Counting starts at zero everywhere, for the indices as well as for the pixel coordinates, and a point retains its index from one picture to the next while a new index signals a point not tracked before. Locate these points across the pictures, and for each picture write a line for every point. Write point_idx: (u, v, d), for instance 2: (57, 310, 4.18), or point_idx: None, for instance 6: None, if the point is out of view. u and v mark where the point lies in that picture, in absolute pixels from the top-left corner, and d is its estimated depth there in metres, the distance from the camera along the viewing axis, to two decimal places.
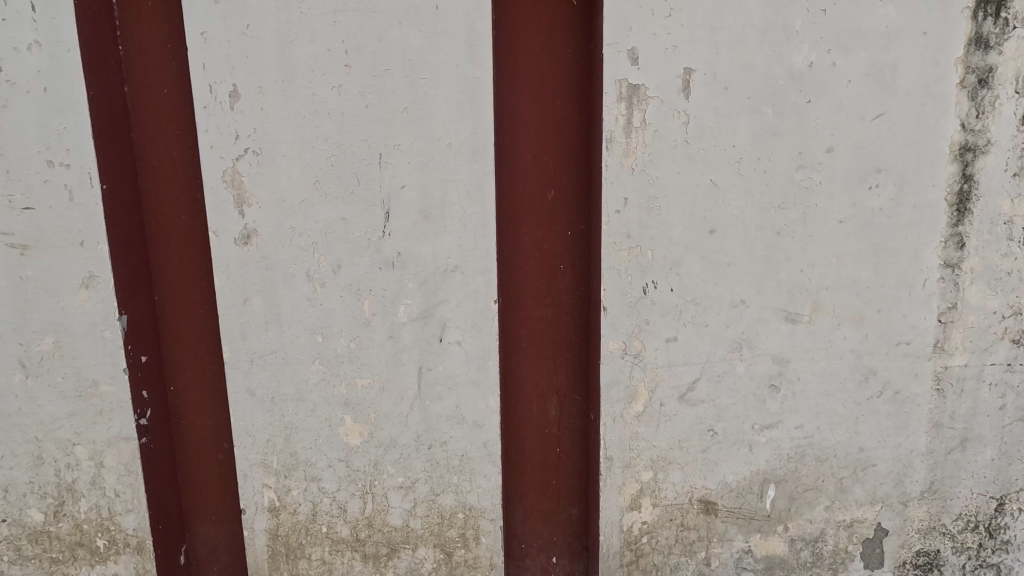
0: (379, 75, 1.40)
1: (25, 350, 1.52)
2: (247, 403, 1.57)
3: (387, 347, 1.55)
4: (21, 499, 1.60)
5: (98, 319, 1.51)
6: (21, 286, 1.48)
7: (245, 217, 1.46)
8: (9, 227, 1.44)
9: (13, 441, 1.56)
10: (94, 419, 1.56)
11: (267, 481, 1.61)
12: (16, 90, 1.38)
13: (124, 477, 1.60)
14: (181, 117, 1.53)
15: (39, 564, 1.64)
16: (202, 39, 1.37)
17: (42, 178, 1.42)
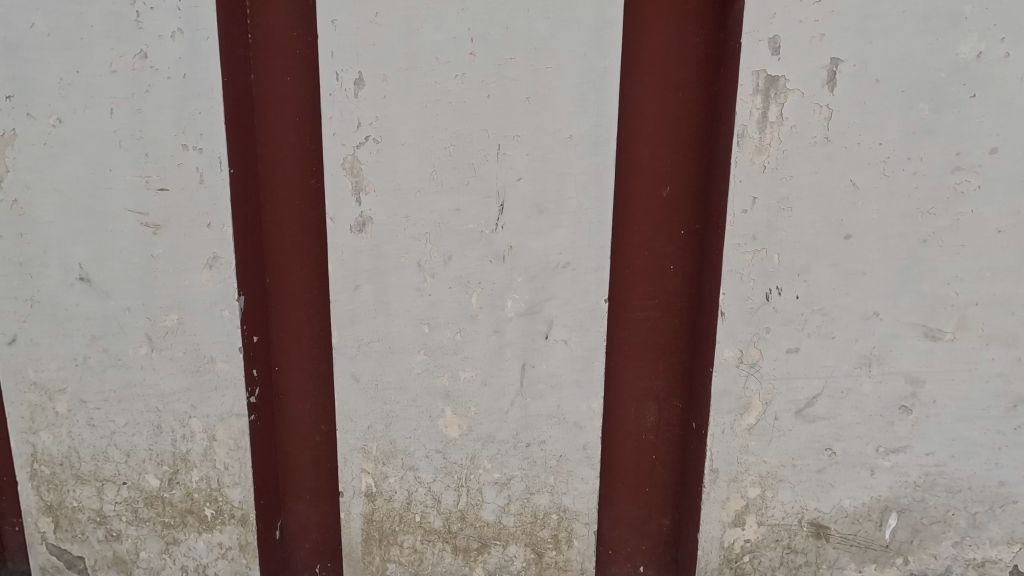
0: (503, 63, 1.36)
1: (150, 324, 1.58)
2: (351, 389, 1.58)
3: (491, 341, 1.52)
4: (141, 465, 1.69)
5: (218, 299, 1.55)
6: (151, 264, 1.54)
7: (362, 205, 1.46)
8: (144, 206, 1.50)
9: (136, 410, 1.65)
10: (209, 395, 1.62)
11: (365, 467, 1.63)
12: (157, 75, 1.43)
13: (232, 452, 1.65)
14: (300, 102, 1.54)
15: (154, 527, 1.73)
16: (332, 26, 1.37)
17: (175, 161, 1.47)
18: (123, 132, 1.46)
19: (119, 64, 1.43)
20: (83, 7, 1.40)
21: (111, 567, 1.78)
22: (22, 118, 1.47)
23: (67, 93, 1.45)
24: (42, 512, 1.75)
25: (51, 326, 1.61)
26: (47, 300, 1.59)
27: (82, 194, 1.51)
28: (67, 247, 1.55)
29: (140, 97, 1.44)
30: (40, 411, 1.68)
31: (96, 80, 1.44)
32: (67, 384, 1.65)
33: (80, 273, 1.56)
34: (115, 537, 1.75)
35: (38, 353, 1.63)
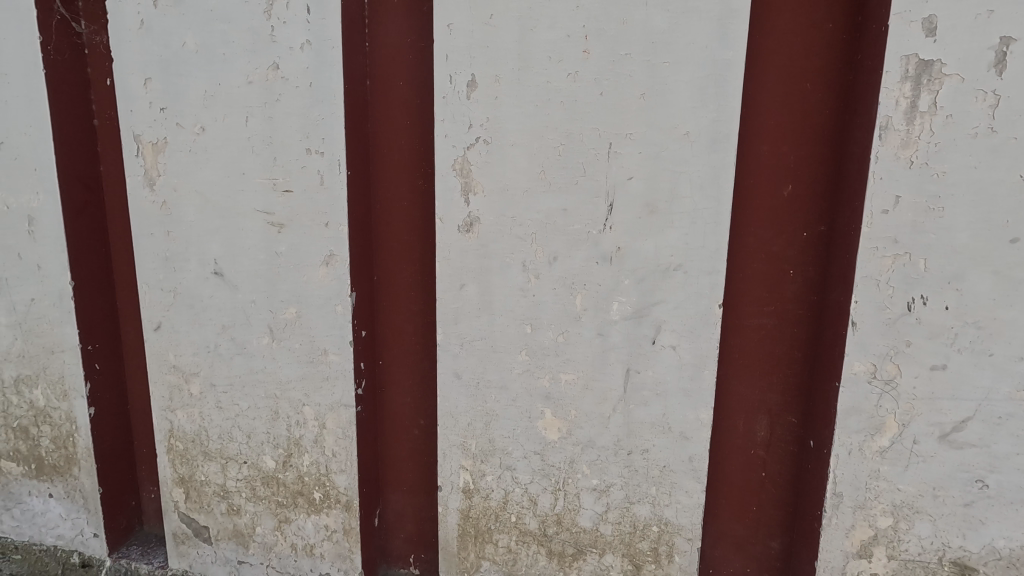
0: (618, 60, 1.33)
1: (272, 316, 1.69)
2: (453, 386, 1.60)
3: (596, 344, 1.48)
4: (260, 446, 1.82)
5: (333, 294, 1.63)
6: (275, 260, 1.65)
7: (470, 205, 1.47)
8: (270, 207, 1.61)
9: (258, 395, 1.78)
10: (321, 384, 1.70)
11: (464, 463, 1.65)
12: (287, 85, 1.53)
13: (340, 440, 1.74)
14: (411, 106, 1.59)
15: (269, 505, 1.86)
16: (447, 31, 1.40)
17: (300, 164, 1.57)
18: (255, 139, 1.58)
19: (254, 75, 1.55)
20: (226, 25, 1.53)
21: (231, 538, 1.93)
22: (172, 128, 1.64)
23: (210, 104, 1.59)
24: (176, 483, 1.94)
25: (189, 316, 1.78)
26: (186, 291, 1.75)
27: (218, 195, 1.65)
28: (205, 244, 1.70)
29: (271, 106, 1.55)
30: (178, 392, 1.86)
31: (235, 91, 1.57)
32: (200, 368, 1.81)
33: (214, 268, 1.70)
34: (236, 511, 1.90)
35: (178, 339, 1.80)
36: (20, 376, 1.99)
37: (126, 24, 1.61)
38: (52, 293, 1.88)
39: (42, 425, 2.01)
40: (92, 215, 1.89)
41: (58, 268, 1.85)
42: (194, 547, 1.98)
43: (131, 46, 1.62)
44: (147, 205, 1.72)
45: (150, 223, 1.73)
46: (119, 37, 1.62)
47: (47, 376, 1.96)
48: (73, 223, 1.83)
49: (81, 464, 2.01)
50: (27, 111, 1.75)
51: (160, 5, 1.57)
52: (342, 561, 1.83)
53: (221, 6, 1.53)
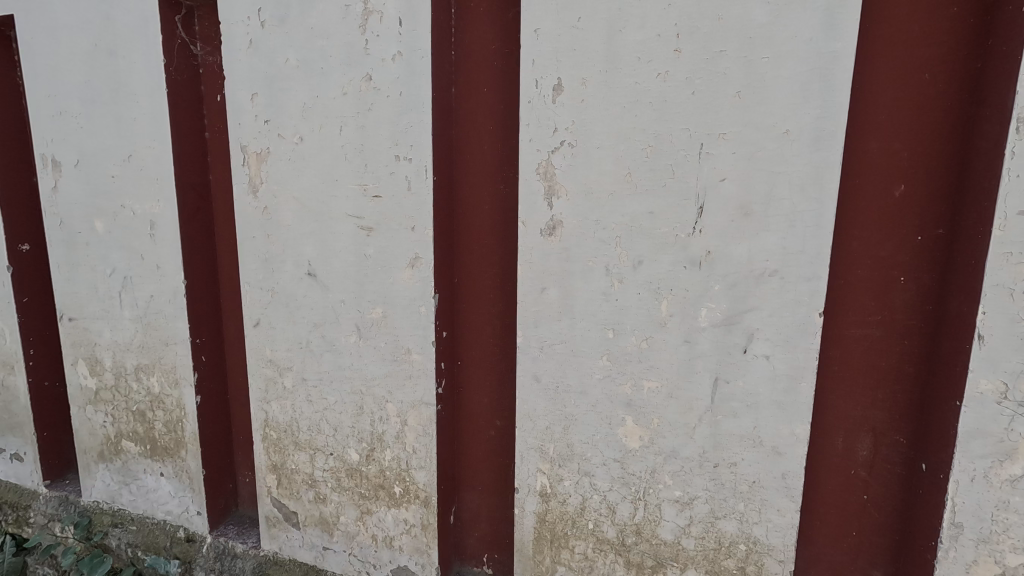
0: (712, 57, 1.28)
1: (360, 316, 1.77)
2: (532, 389, 1.60)
3: (682, 351, 1.43)
4: (345, 439, 1.91)
5: (417, 295, 1.68)
6: (364, 262, 1.72)
7: (553, 208, 1.47)
8: (361, 211, 1.69)
9: (344, 390, 1.86)
10: (404, 382, 1.76)
11: (541, 467, 1.65)
12: (379, 95, 1.60)
13: (421, 437, 1.79)
14: (495, 111, 1.61)
15: (352, 496, 1.94)
16: (534, 36, 1.41)
17: (389, 170, 1.63)
18: (348, 147, 1.67)
19: (349, 87, 1.63)
20: (325, 40, 1.63)
21: (317, 525, 2.03)
22: (275, 139, 1.76)
23: (308, 115, 1.70)
24: (269, 469, 2.07)
25: (284, 313, 1.89)
26: (282, 291, 1.87)
27: (313, 200, 1.75)
28: (300, 246, 1.80)
29: (363, 115, 1.63)
30: (273, 384, 1.98)
31: (331, 103, 1.66)
32: (293, 363, 1.92)
33: (308, 269, 1.81)
34: (321, 500, 2.00)
35: (274, 335, 1.92)
36: (140, 365, 2.20)
37: (237, 44, 1.75)
38: (168, 290, 2.07)
39: (156, 410, 2.22)
40: (202, 220, 2.06)
41: (173, 268, 2.03)
42: (284, 531, 2.10)
43: (241, 65, 1.76)
44: (250, 211, 1.85)
45: (252, 227, 1.86)
46: (230, 56, 1.77)
47: (161, 366, 2.16)
48: (186, 227, 2.02)
49: (188, 447, 2.19)
50: (151, 126, 1.94)
51: (267, 25, 1.70)
52: (419, 555, 1.88)
53: (321, 23, 1.63)
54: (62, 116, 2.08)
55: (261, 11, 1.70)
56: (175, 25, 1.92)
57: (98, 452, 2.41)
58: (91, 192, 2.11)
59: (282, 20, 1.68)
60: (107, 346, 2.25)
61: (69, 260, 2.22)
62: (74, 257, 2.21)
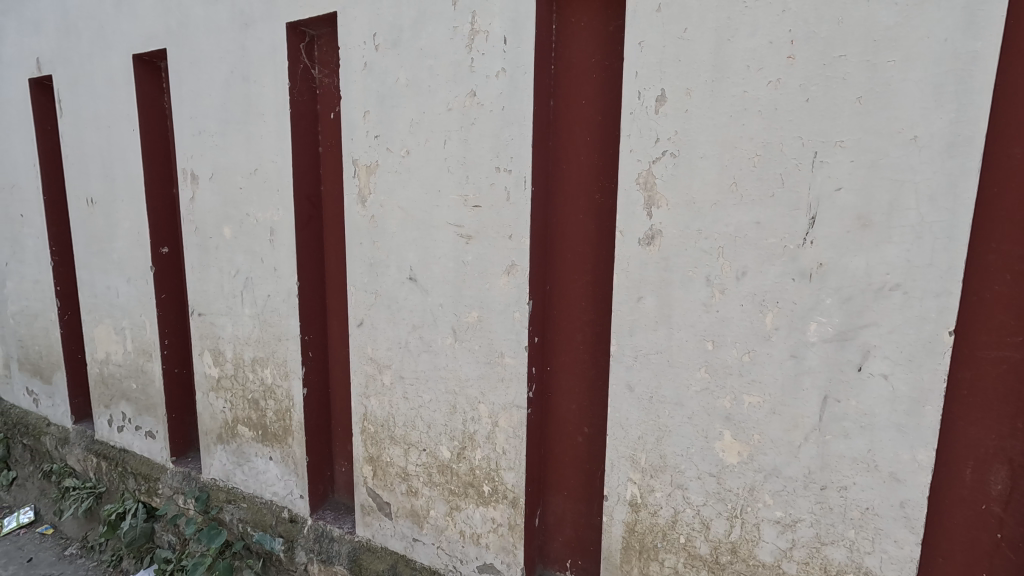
0: (830, 63, 1.24)
1: (456, 319, 1.86)
2: (625, 398, 1.61)
3: (787, 367, 1.38)
4: (438, 436, 1.99)
5: (512, 301, 1.74)
6: (462, 268, 1.81)
7: (653, 218, 1.48)
8: (461, 220, 1.78)
9: (439, 389, 1.95)
10: (497, 384, 1.82)
11: (632, 476, 1.64)
12: (482, 110, 1.68)
13: (511, 439, 1.83)
14: (593, 123, 1.65)
15: (443, 491, 2.02)
16: (639, 48, 1.43)
17: (489, 181, 1.71)
18: (452, 159, 1.76)
19: (454, 103, 1.73)
20: (433, 60, 1.74)
21: (408, 517, 2.13)
22: (384, 152, 1.90)
23: (415, 130, 1.82)
24: (365, 461, 2.20)
25: (386, 314, 2.02)
26: (385, 294, 2.00)
27: (417, 209, 1.87)
28: (403, 253, 1.93)
29: (467, 129, 1.72)
30: (373, 380, 2.11)
31: (438, 118, 1.76)
32: (392, 361, 2.04)
33: (410, 273, 1.92)
34: (413, 493, 2.10)
35: (375, 335, 2.06)
36: (256, 357, 2.43)
37: (353, 67, 1.91)
38: (283, 291, 2.28)
39: (268, 399, 2.44)
40: (314, 227, 2.26)
41: (289, 270, 2.24)
42: (377, 520, 2.22)
43: (356, 85, 1.92)
44: (359, 219, 2.00)
45: (360, 234, 2.01)
46: (348, 77, 1.93)
47: (275, 359, 2.38)
48: (301, 234, 2.22)
49: (295, 435, 2.39)
50: (275, 143, 2.16)
51: (381, 48, 1.84)
52: (505, 554, 1.93)
53: (430, 44, 1.74)
54: (201, 135, 2.37)
55: (376, 36, 1.84)
56: (299, 51, 2.12)
57: (216, 434, 2.68)
58: (222, 202, 2.37)
59: (394, 43, 1.81)
60: (229, 339, 2.51)
61: (201, 261, 2.50)
62: (205, 259, 2.49)
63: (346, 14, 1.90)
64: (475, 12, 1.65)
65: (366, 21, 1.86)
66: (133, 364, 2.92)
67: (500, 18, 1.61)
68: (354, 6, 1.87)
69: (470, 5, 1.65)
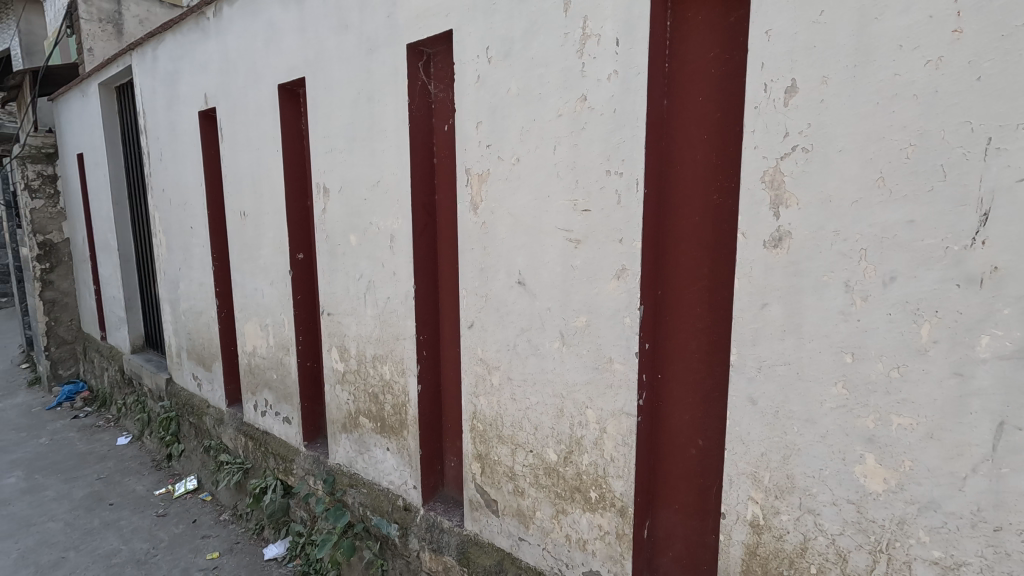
0: (1010, 33, 1.06)
1: (565, 323, 1.86)
2: (746, 410, 1.51)
3: (948, 386, 1.20)
4: (545, 439, 2.01)
5: (622, 306, 1.70)
6: (570, 273, 1.81)
7: (780, 219, 1.37)
8: (570, 225, 1.78)
9: (546, 393, 1.97)
10: (605, 391, 1.79)
11: (753, 496, 1.53)
12: (593, 114, 1.67)
13: (620, 447, 1.79)
14: (711, 120, 1.57)
15: (549, 494, 2.03)
16: (766, 38, 1.34)
17: (599, 185, 1.69)
18: (562, 164, 1.77)
19: (565, 109, 1.74)
20: (544, 68, 1.77)
21: (514, 516, 2.17)
22: (495, 161, 1.97)
23: (526, 138, 1.86)
24: (474, 458, 2.28)
25: (495, 317, 2.08)
26: (495, 297, 2.07)
27: (526, 214, 1.90)
28: (513, 257, 1.97)
29: (577, 134, 1.72)
30: (482, 381, 2.19)
31: (548, 124, 1.79)
32: (501, 362, 2.10)
33: (519, 278, 1.97)
34: (519, 494, 2.13)
35: (485, 336, 2.13)
36: (377, 354, 2.64)
37: (467, 81, 2.01)
38: (401, 293, 2.45)
39: (387, 394, 2.63)
40: (429, 234, 2.40)
41: (406, 274, 2.40)
42: (484, 516, 2.29)
43: (470, 98, 2.01)
44: (470, 226, 2.09)
45: (472, 240, 2.10)
46: (463, 90, 2.03)
47: (393, 357, 2.56)
48: (417, 240, 2.36)
49: (409, 429, 2.55)
50: (395, 156, 2.33)
51: (493, 61, 1.91)
52: (613, 563, 1.89)
53: (541, 52, 1.77)
54: (332, 153, 2.62)
55: (489, 49, 1.92)
56: (418, 70, 2.27)
57: (341, 424, 2.95)
58: (349, 213, 2.61)
59: (506, 55, 1.87)
60: (353, 337, 2.74)
61: (331, 266, 2.77)
62: (335, 264, 2.75)
63: (461, 31, 2.00)
64: (586, 17, 1.65)
65: (480, 36, 1.94)
66: (274, 357, 3.31)
67: (613, 20, 1.59)
68: (468, 22, 1.97)
69: (582, 10, 1.65)
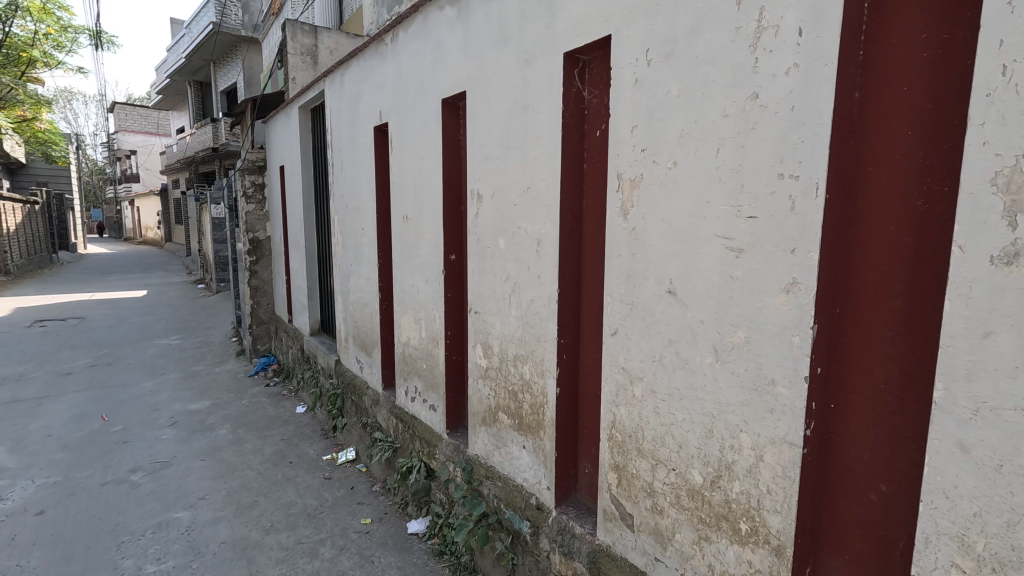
0: None
1: (720, 338, 1.73)
2: (955, 459, 1.25)
3: None
4: (691, 459, 1.89)
5: (791, 324, 1.53)
6: (729, 284, 1.68)
7: (1018, 230, 1.12)
8: (732, 233, 1.66)
9: (694, 410, 1.85)
10: (764, 416, 1.63)
11: (959, 563, 1.27)
12: (766, 112, 1.53)
13: (779, 479, 1.61)
14: (918, 113, 1.35)
15: (691, 517, 1.91)
16: (1009, 10, 1.11)
17: (770, 190, 1.54)
18: (725, 167, 1.66)
19: (732, 109, 1.62)
20: (710, 67, 1.67)
21: (651, 535, 2.08)
22: (649, 165, 1.91)
23: (685, 141, 1.77)
24: (610, 467, 2.24)
25: (641, 326, 2.02)
26: (641, 306, 2.01)
27: (681, 221, 1.82)
28: (664, 265, 1.90)
29: (745, 135, 1.59)
30: (624, 390, 2.14)
31: (711, 125, 1.68)
32: (645, 373, 2.03)
33: (669, 286, 1.88)
34: (657, 512, 2.04)
35: (629, 345, 2.08)
36: (518, 354, 2.73)
37: (624, 85, 1.98)
38: (545, 296, 2.50)
39: (526, 393, 2.71)
40: (575, 239, 2.42)
41: (551, 278, 2.44)
42: (619, 529, 2.23)
43: (626, 102, 1.98)
44: (620, 232, 2.06)
45: (621, 246, 2.06)
46: (619, 94, 2.01)
47: (533, 358, 2.62)
48: (564, 245, 2.39)
49: (546, 430, 2.60)
50: (546, 163, 2.39)
51: (653, 63, 1.86)
52: None
53: (708, 50, 1.67)
54: (487, 161, 2.78)
55: (649, 51, 1.87)
56: (573, 77, 2.30)
57: (482, 417, 3.10)
58: (500, 217, 2.74)
59: (668, 56, 1.80)
60: (497, 335, 2.87)
61: (480, 267, 2.94)
62: (484, 266, 2.91)
63: (620, 35, 1.98)
64: (763, 7, 1.51)
65: (640, 38, 1.90)
66: (425, 349, 3.61)
67: (795, 8, 1.44)
68: (629, 25, 1.94)
69: (758, 1, 1.52)
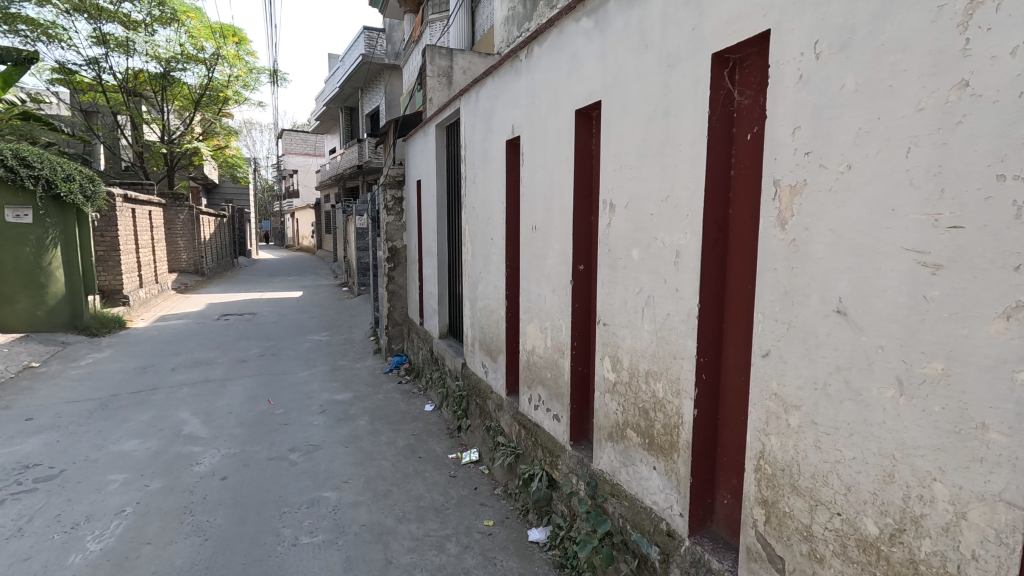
0: None
1: (906, 367, 1.48)
2: None
3: None
4: (862, 505, 1.64)
5: (1012, 356, 1.27)
6: (920, 306, 1.44)
7: None
8: (927, 246, 1.42)
9: (868, 449, 1.61)
10: (969, 464, 1.36)
11: None
12: (979, 103, 1.30)
13: (989, 543, 1.34)
14: None
15: (862, 572, 1.66)
16: None
17: (983, 195, 1.30)
18: (918, 170, 1.43)
19: (930, 101, 1.39)
20: (900, 54, 1.45)
21: None
22: (815, 170, 1.71)
23: (863, 141, 1.56)
24: (757, 502, 2.03)
25: (800, 349, 1.81)
26: (801, 326, 1.80)
27: (856, 231, 1.60)
28: (832, 281, 1.68)
29: (949, 131, 1.36)
30: (776, 419, 1.93)
31: (898, 121, 1.46)
32: (804, 403, 1.81)
33: (838, 305, 1.66)
34: (816, 560, 1.81)
35: (784, 369, 1.88)
36: (651, 370, 2.61)
37: (785, 82, 1.81)
38: (682, 311, 2.36)
39: (658, 412, 2.57)
40: (719, 251, 2.26)
41: (691, 292, 2.30)
42: (765, 571, 2.01)
43: (787, 101, 1.80)
44: (776, 243, 1.87)
45: (776, 259, 1.87)
46: (779, 93, 1.83)
47: (668, 375, 2.49)
48: (706, 256, 2.23)
49: (680, 453, 2.44)
50: (688, 170, 2.27)
51: (823, 56, 1.67)
52: None
53: (897, 35, 1.46)
54: (622, 170, 2.72)
55: (817, 43, 1.68)
56: (722, 78, 2.16)
57: (609, 432, 3.02)
58: (634, 228, 2.66)
59: (842, 47, 1.61)
60: (628, 349, 2.79)
61: (611, 279, 2.88)
62: (615, 278, 2.84)
63: (781, 30, 1.81)
64: None
65: (807, 30, 1.72)
66: (550, 358, 3.62)
67: None
68: (792, 17, 1.77)
69: None
